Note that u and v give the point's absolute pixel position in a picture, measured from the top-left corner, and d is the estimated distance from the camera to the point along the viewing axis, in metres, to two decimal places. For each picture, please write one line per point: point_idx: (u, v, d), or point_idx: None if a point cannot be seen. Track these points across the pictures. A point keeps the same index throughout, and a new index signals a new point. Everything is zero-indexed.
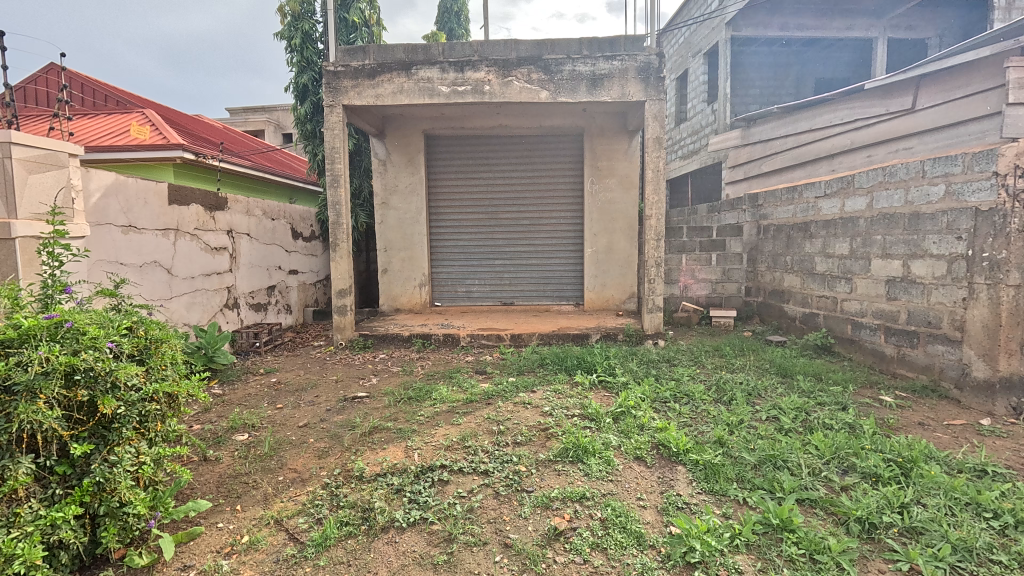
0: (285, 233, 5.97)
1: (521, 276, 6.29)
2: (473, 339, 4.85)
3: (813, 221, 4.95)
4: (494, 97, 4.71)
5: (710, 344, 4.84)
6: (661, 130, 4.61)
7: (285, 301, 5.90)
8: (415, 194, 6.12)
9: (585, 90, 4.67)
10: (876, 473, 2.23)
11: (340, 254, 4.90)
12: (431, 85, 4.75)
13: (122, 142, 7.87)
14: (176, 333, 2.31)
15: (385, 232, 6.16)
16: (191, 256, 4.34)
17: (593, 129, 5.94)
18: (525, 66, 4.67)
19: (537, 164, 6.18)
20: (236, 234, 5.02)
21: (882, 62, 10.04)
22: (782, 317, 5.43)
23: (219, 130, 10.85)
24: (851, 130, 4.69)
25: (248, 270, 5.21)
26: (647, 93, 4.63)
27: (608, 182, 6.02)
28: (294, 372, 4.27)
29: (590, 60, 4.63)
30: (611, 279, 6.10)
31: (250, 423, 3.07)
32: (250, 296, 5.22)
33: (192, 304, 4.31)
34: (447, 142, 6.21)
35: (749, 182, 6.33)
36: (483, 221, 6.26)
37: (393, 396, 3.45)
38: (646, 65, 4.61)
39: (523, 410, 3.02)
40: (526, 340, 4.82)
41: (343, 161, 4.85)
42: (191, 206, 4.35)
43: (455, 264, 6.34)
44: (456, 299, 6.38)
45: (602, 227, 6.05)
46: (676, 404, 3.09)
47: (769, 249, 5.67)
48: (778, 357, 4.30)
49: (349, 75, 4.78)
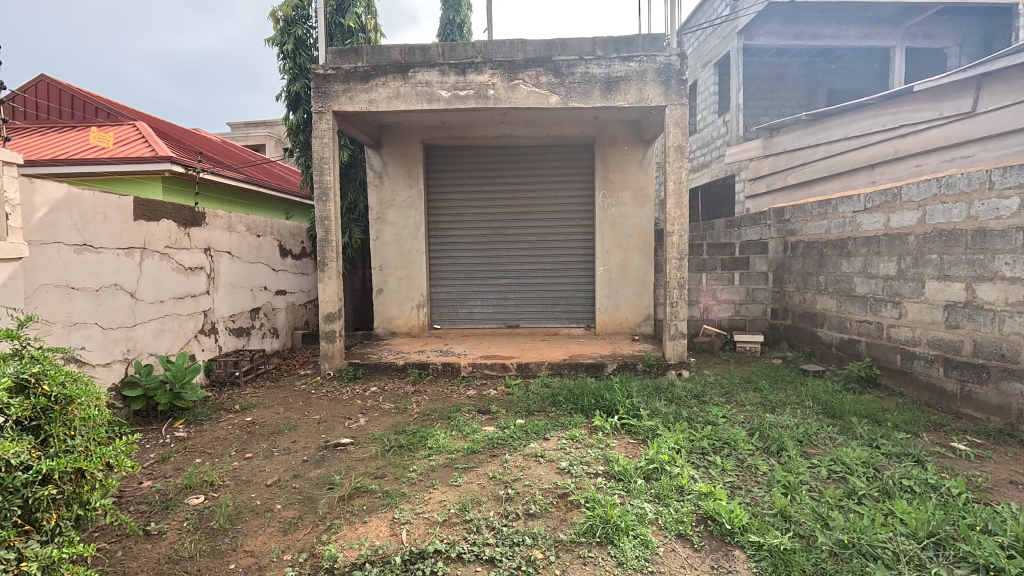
0: (272, 250, 5.54)
1: (527, 297, 5.82)
2: (475, 369, 4.36)
3: (851, 238, 4.47)
4: (499, 102, 4.29)
5: (739, 375, 4.34)
6: (683, 138, 4.18)
7: (270, 324, 5.43)
8: (413, 209, 5.69)
9: (599, 93, 4.23)
10: (996, 567, 1.73)
11: (329, 274, 4.44)
12: (430, 90, 4.33)
13: (104, 155, 7.53)
14: (96, 386, 1.85)
15: (380, 249, 5.70)
16: (160, 278, 3.88)
17: (604, 138, 5.51)
18: (533, 68, 4.25)
19: (545, 176, 5.75)
20: (215, 252, 4.57)
21: (900, 72, 9.63)
22: (815, 343, 4.93)
23: (214, 144, 10.56)
24: (895, 138, 4.23)
25: (229, 292, 4.75)
26: (668, 97, 4.20)
27: (621, 196, 5.56)
28: (273, 408, 3.78)
29: (604, 61, 4.21)
30: (624, 300, 5.61)
31: (211, 480, 2.57)
32: (231, 320, 4.75)
33: (160, 331, 3.84)
34: (447, 153, 5.80)
35: (772, 196, 5.86)
36: (487, 238, 5.81)
37: (382, 444, 2.95)
38: (666, 66, 4.19)
39: (536, 466, 2.52)
40: (534, 370, 4.33)
41: (333, 173, 4.42)
42: (162, 222, 3.90)
43: (455, 285, 5.87)
44: (457, 321, 5.90)
45: (614, 244, 5.58)
46: (717, 458, 2.59)
47: (798, 268, 5.19)
48: (820, 392, 3.80)
49: (341, 78, 4.37)
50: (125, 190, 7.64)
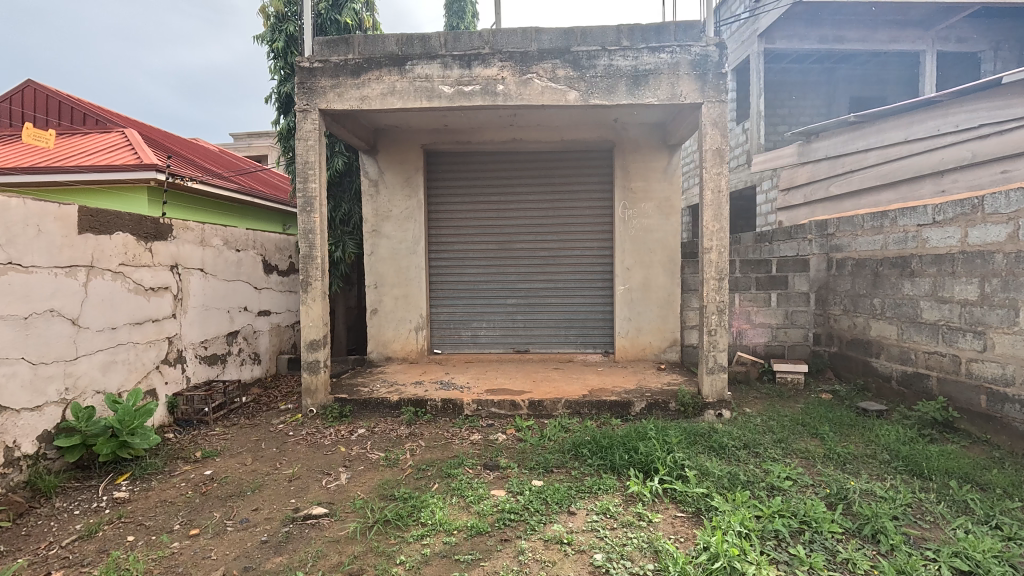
0: (255, 266, 4.97)
1: (538, 319, 5.23)
2: (480, 407, 3.76)
3: (915, 256, 3.87)
4: (509, 99, 3.73)
5: (788, 415, 3.72)
6: (722, 140, 3.61)
7: (250, 349, 4.84)
8: (412, 221, 5.12)
9: (625, 89, 3.68)
10: None
11: (312, 296, 3.86)
12: (430, 85, 3.78)
13: (86, 163, 7.07)
14: None
15: (376, 265, 5.14)
16: (112, 301, 3.31)
17: (625, 143, 4.95)
18: (549, 60, 3.70)
19: (558, 184, 5.18)
20: (184, 270, 4.00)
21: (931, 77, 9.03)
22: (870, 375, 4.31)
23: (209, 153, 10.15)
24: (972, 140, 3.65)
25: (201, 314, 4.18)
26: (704, 93, 3.64)
27: (644, 206, 4.98)
28: (240, 457, 3.18)
29: (631, 52, 3.66)
30: (647, 322, 5.00)
31: (137, 574, 1.97)
32: (203, 346, 4.18)
33: (110, 364, 3.26)
34: (451, 159, 5.25)
35: (811, 209, 5.27)
36: (494, 252, 5.24)
37: (364, 516, 2.35)
38: (703, 57, 3.64)
39: (563, 563, 1.91)
40: (549, 409, 3.72)
41: (319, 180, 3.86)
42: (116, 235, 3.34)
43: (458, 305, 5.29)
44: (460, 345, 5.30)
45: (636, 260, 4.99)
46: (802, 551, 1.97)
47: (846, 289, 4.59)
48: (894, 441, 3.17)
49: (329, 71, 3.83)
50: (102, 201, 7.08)
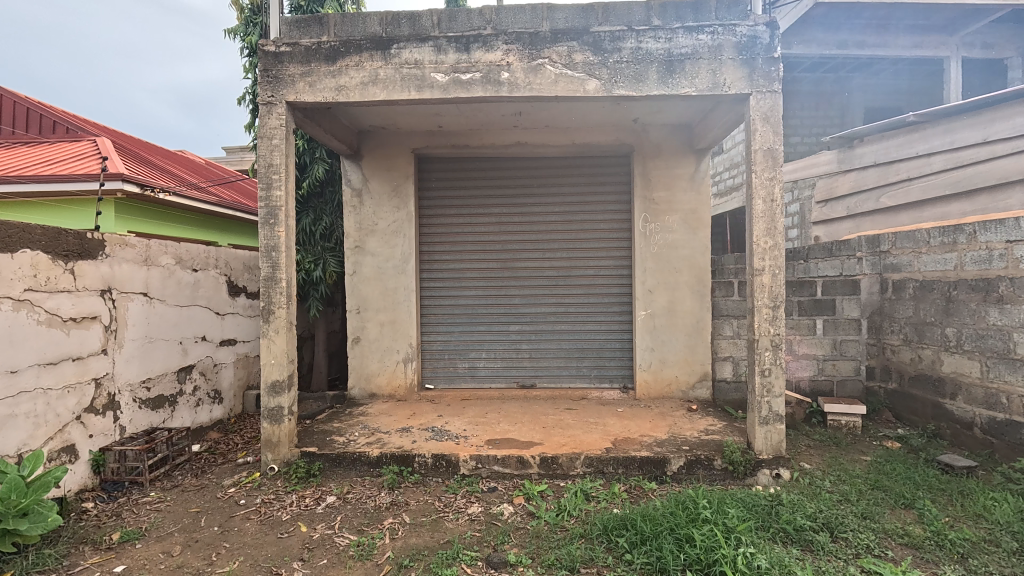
0: (217, 289, 4.27)
1: (546, 348, 4.54)
2: (479, 466, 3.05)
3: (1003, 279, 3.22)
4: (515, 90, 3.09)
5: (860, 475, 3.01)
6: (775, 138, 2.98)
7: (209, 387, 4.12)
8: (400, 235, 4.44)
9: (656, 77, 3.04)
10: None
11: (275, 327, 3.17)
12: (420, 73, 3.14)
13: (46, 172, 6.39)
14: None
15: (359, 287, 4.45)
16: (12, 339, 2.58)
17: (646, 148, 4.32)
18: (564, 43, 3.07)
19: (569, 194, 4.54)
20: (121, 295, 3.29)
21: (955, 85, 8.51)
22: (944, 420, 3.62)
23: (189, 164, 9.50)
24: None
25: (142, 348, 3.46)
26: (753, 82, 3.00)
27: (667, 219, 4.32)
28: (169, 543, 2.44)
29: (663, 32, 3.04)
30: (672, 354, 4.31)
31: None
32: (145, 387, 3.45)
33: (6, 419, 2.54)
34: (446, 166, 4.60)
35: (855, 222, 4.63)
36: (495, 273, 4.57)
37: None
38: (750, 39, 3.01)
39: None
40: (565, 468, 3.02)
41: (286, 186, 3.19)
42: (20, 253, 2.63)
43: (453, 333, 4.59)
44: (455, 380, 4.58)
45: (659, 281, 4.32)
46: None
47: (907, 315, 3.93)
48: (1013, 518, 2.47)
49: (298, 57, 3.19)
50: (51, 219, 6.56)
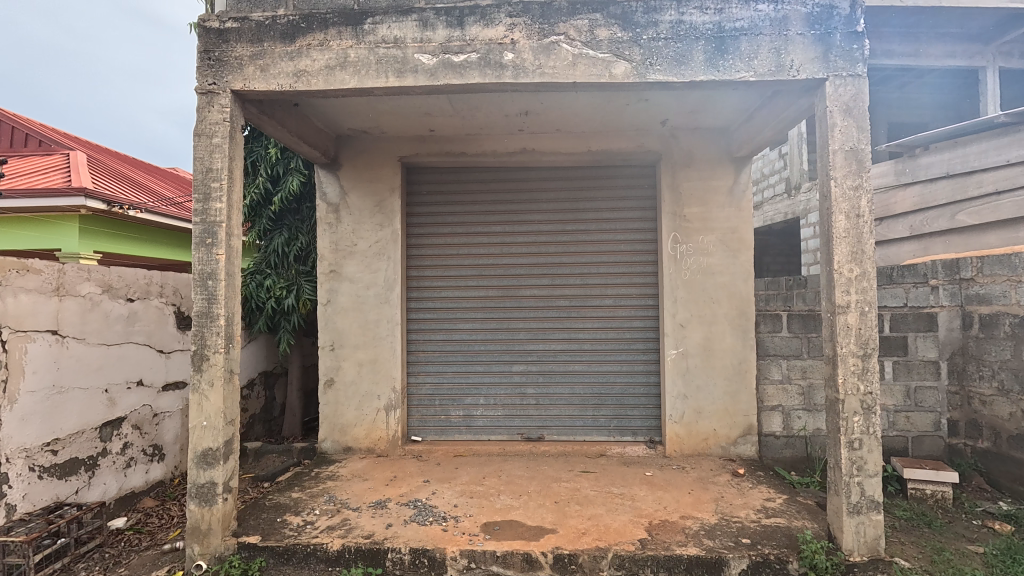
0: (161, 322, 3.56)
1: (556, 392, 3.79)
2: (471, 567, 2.29)
3: None
4: (521, 75, 2.42)
5: None
6: (860, 135, 2.28)
7: (145, 443, 3.37)
8: (383, 258, 3.74)
9: (705, 57, 2.37)
10: None
11: (210, 379, 2.44)
12: (400, 54, 2.47)
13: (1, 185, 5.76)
14: None
15: (333, 319, 3.73)
16: None
17: (675, 156, 3.65)
18: (586, 16, 2.41)
19: (584, 211, 3.84)
20: (17, 334, 2.57)
21: (993, 96, 7.86)
22: None
23: (172, 179, 8.93)
24: None
25: (49, 402, 2.73)
26: (828, 63, 2.32)
27: (701, 240, 3.61)
28: None
29: (712, 3, 2.39)
30: (710, 402, 3.56)
31: None
32: (49, 451, 2.71)
33: None
34: (439, 176, 3.92)
35: (922, 244, 4.05)
36: (495, 303, 3.85)
37: None
38: (823, 10, 2.35)
39: None
40: (587, 572, 2.26)
41: (229, 197, 2.49)
42: None
43: (446, 374, 3.85)
44: (448, 431, 3.83)
45: (694, 314, 3.59)
46: None
47: (1001, 359, 3.19)
48: None
49: (247, 34, 2.52)
50: None
